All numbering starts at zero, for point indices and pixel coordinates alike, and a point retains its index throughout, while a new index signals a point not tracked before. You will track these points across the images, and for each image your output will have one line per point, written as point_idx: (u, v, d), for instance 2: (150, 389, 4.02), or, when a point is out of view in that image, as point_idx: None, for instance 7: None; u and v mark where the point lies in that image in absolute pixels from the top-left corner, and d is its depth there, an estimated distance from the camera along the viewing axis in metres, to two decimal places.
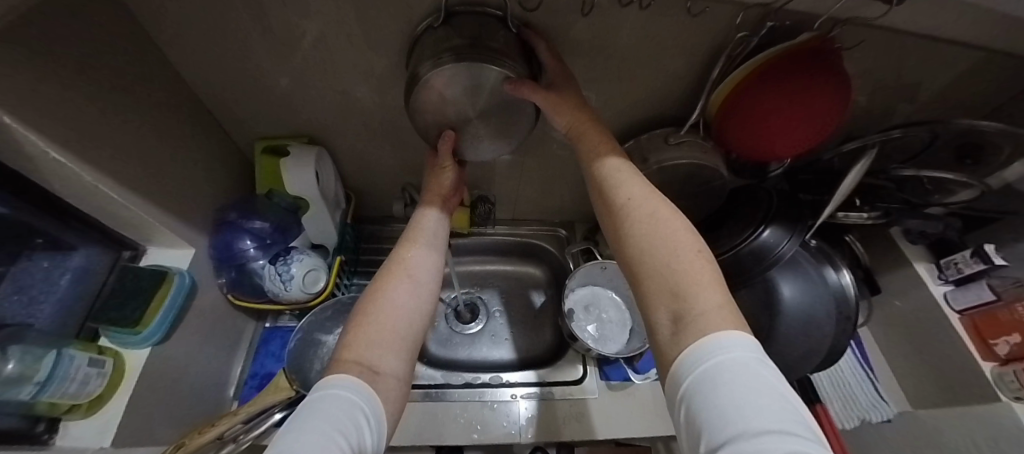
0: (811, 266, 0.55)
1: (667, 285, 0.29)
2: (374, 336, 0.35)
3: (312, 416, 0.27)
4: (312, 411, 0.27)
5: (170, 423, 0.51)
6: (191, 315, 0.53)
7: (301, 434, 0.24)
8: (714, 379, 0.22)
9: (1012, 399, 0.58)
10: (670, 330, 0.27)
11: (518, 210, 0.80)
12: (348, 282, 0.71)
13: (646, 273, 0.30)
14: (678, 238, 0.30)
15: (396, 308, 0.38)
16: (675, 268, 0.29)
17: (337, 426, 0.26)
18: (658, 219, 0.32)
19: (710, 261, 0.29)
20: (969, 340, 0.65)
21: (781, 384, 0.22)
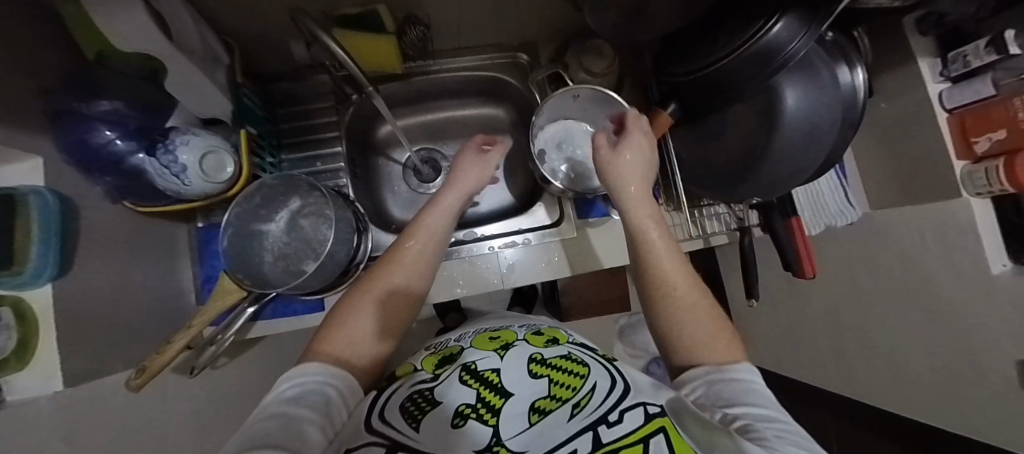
0: (824, 66, 0.46)
1: (691, 329, 0.40)
2: (344, 335, 0.39)
3: (271, 408, 0.30)
4: (274, 402, 0.31)
5: (123, 349, 0.47)
6: (80, 234, 0.43)
7: (265, 421, 0.28)
8: (735, 392, 0.33)
9: (973, 195, 0.59)
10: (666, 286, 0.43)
11: (462, 38, 0.62)
12: (274, 162, 0.58)
13: (660, 283, 0.43)
14: (676, 270, 0.44)
15: (388, 315, 0.42)
16: (682, 302, 0.42)
17: (303, 404, 0.30)
18: (670, 271, 0.44)
19: (705, 299, 0.43)
20: (950, 138, 0.62)
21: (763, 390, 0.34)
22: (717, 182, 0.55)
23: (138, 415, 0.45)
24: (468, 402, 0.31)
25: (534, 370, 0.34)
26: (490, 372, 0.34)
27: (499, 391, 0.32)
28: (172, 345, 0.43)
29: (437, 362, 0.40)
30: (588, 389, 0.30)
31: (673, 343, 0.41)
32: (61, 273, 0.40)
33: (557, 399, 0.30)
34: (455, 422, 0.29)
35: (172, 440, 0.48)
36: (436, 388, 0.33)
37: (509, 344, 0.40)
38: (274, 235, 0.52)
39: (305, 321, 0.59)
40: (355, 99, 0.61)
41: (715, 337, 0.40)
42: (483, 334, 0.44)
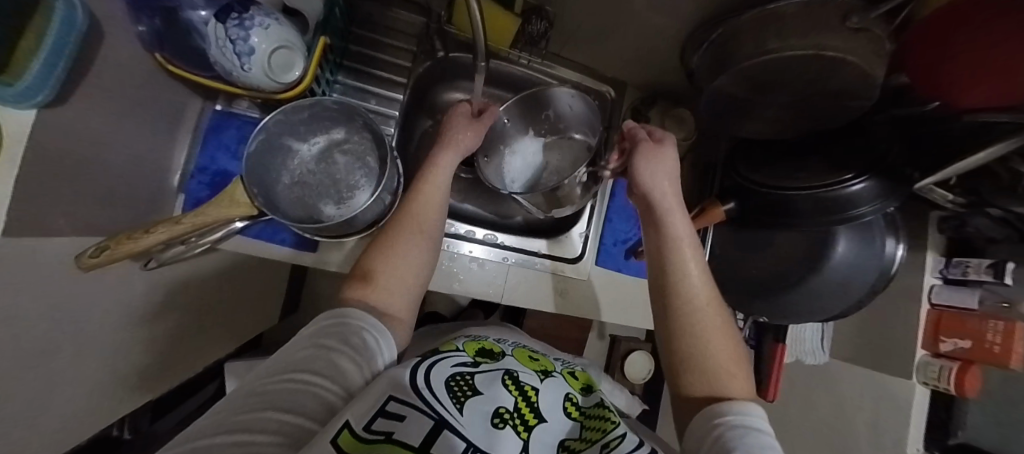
0: (878, 232, 0.50)
1: (708, 359, 0.35)
2: (377, 286, 0.36)
3: (320, 334, 0.30)
4: (320, 327, 0.31)
5: (80, 209, 0.40)
6: (92, 71, 0.36)
7: (310, 350, 0.28)
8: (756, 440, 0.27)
9: (920, 382, 0.66)
10: (702, 333, 0.36)
11: (569, 39, 0.59)
12: (330, 80, 0.53)
13: (691, 329, 0.36)
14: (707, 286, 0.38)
15: (413, 260, 0.38)
16: (711, 338, 0.36)
17: (340, 337, 0.29)
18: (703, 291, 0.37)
19: (735, 352, 0.36)
20: (923, 329, 0.68)
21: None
22: (745, 290, 0.57)
23: (66, 295, 0.38)
24: (506, 406, 0.28)
25: (569, 408, 0.33)
26: (532, 387, 0.32)
27: (535, 411, 0.29)
28: (151, 234, 0.36)
29: (478, 351, 0.36)
30: (619, 434, 0.28)
31: (698, 370, 0.35)
32: (51, 104, 0.33)
33: (590, 443, 0.28)
34: (495, 421, 0.26)
35: (82, 328, 0.41)
36: (476, 377, 0.30)
37: (548, 372, 0.37)
38: (303, 157, 0.48)
39: (288, 254, 0.54)
40: (440, 56, 0.57)
41: (733, 371, 0.35)
42: (523, 350, 0.41)
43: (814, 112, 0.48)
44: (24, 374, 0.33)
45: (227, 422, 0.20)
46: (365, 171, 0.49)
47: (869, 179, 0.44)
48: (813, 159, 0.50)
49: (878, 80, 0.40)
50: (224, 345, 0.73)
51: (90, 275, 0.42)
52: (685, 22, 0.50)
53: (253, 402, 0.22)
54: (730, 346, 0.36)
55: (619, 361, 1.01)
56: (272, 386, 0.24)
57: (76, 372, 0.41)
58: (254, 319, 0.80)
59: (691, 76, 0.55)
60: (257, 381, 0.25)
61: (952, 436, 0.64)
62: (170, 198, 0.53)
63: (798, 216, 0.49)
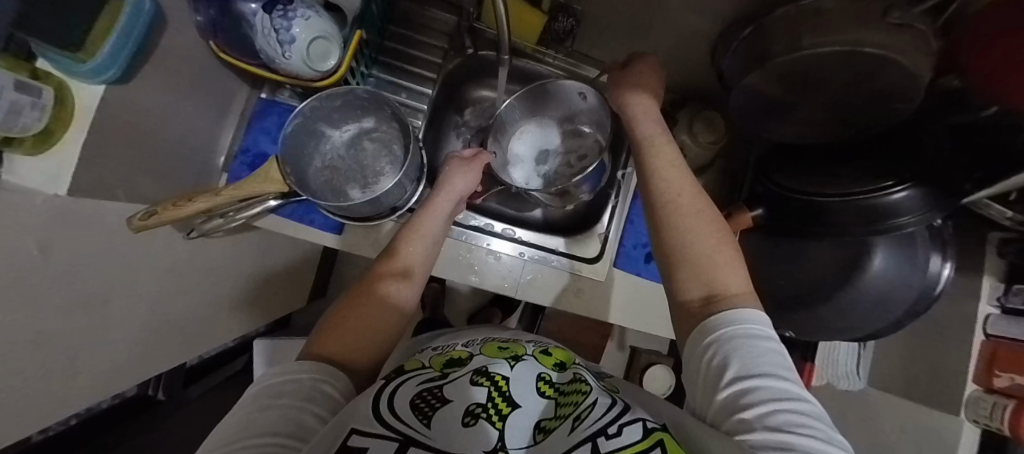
0: (922, 247, 0.47)
1: (695, 248, 0.31)
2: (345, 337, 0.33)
3: (269, 394, 0.25)
4: (268, 390, 0.26)
5: (135, 178, 0.44)
6: (156, 54, 0.40)
7: (261, 412, 0.24)
8: (749, 342, 0.24)
9: (969, 419, 0.60)
10: (689, 226, 0.32)
11: (596, 40, 0.60)
12: (365, 73, 0.55)
13: (678, 223, 0.33)
14: (685, 182, 0.36)
15: (388, 313, 0.36)
16: (698, 229, 0.32)
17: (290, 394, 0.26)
18: (680, 185, 0.35)
19: (731, 251, 0.32)
20: (976, 361, 0.60)
21: (784, 357, 0.24)
22: (772, 302, 0.54)
23: (118, 255, 0.42)
24: (478, 401, 0.29)
25: (542, 388, 0.32)
26: (503, 377, 0.32)
27: (509, 399, 0.29)
28: (193, 204, 0.39)
29: (446, 363, 0.36)
30: (589, 403, 0.27)
31: (686, 266, 0.31)
32: (120, 80, 0.37)
33: (562, 418, 0.27)
34: (465, 419, 0.26)
35: (127, 287, 0.45)
36: (445, 388, 0.31)
37: (518, 357, 0.37)
38: (334, 143, 0.51)
39: (316, 235, 0.57)
40: (468, 53, 0.59)
41: (726, 261, 0.31)
42: (492, 343, 0.41)
43: (853, 115, 0.46)
44: (59, 320, 0.36)
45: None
46: (391, 158, 0.52)
47: (913, 187, 0.41)
48: (852, 166, 0.48)
49: (924, 80, 0.37)
50: (253, 321, 0.78)
51: (141, 241, 0.46)
52: (718, 20, 0.49)
53: None
54: (723, 240, 0.32)
55: (638, 373, 0.97)
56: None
57: (113, 327, 0.44)
58: (284, 299, 0.85)
59: (721, 78, 0.54)
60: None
61: None
62: (215, 177, 0.58)
63: (832, 226, 0.47)
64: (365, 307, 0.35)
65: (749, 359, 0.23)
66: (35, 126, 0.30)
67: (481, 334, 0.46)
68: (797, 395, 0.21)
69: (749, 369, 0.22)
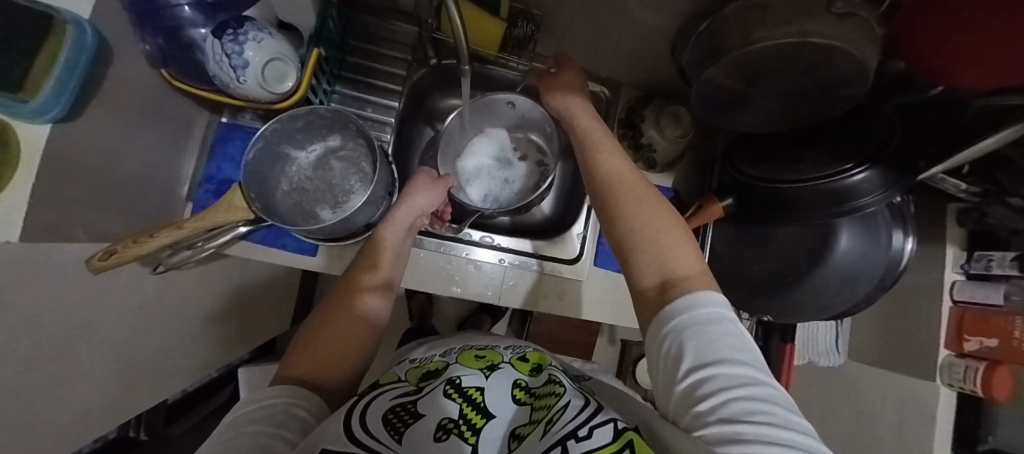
0: (884, 224, 0.48)
1: (659, 248, 0.31)
2: (316, 356, 0.33)
3: (237, 426, 0.24)
4: (239, 421, 0.25)
5: (92, 216, 0.42)
6: (103, 87, 0.39)
7: (232, 439, 0.23)
8: (703, 328, 0.25)
9: (946, 384, 0.60)
10: (637, 213, 0.34)
11: (560, 42, 0.60)
12: (328, 90, 0.55)
13: (626, 211, 0.34)
14: (630, 177, 0.38)
15: (358, 326, 0.37)
16: (647, 212, 0.34)
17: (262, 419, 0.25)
18: (639, 195, 0.36)
19: (677, 228, 0.33)
20: (945, 327, 0.63)
21: (739, 334, 0.25)
22: (749, 288, 0.56)
23: (79, 298, 0.41)
24: (450, 417, 0.28)
25: (517, 395, 0.32)
26: (476, 389, 0.31)
27: (482, 410, 0.29)
28: (154, 239, 0.38)
29: (422, 376, 0.36)
30: (562, 405, 0.26)
31: (640, 248, 0.32)
32: (67, 118, 0.36)
33: (536, 423, 0.27)
34: (437, 434, 0.26)
35: (94, 331, 0.43)
36: (420, 403, 0.30)
37: (496, 366, 0.37)
38: (300, 164, 0.50)
39: (291, 259, 0.56)
40: (433, 63, 0.59)
41: (674, 239, 0.32)
42: (469, 351, 0.41)
43: (808, 101, 0.47)
44: (22, 372, 0.35)
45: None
46: (360, 175, 0.51)
47: (871, 168, 0.42)
48: (812, 152, 0.49)
49: (870, 66, 0.38)
50: (237, 349, 0.76)
51: (104, 280, 0.44)
52: (674, 17, 0.50)
53: None
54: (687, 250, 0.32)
55: (631, 366, 0.98)
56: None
57: (83, 373, 0.43)
58: (267, 324, 0.83)
59: (682, 73, 0.55)
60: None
61: (980, 441, 0.60)
62: (180, 207, 0.56)
63: (798, 210, 0.48)
64: (334, 327, 0.36)
65: (705, 354, 0.23)
66: None
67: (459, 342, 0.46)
68: (759, 383, 0.21)
69: (707, 366, 0.22)
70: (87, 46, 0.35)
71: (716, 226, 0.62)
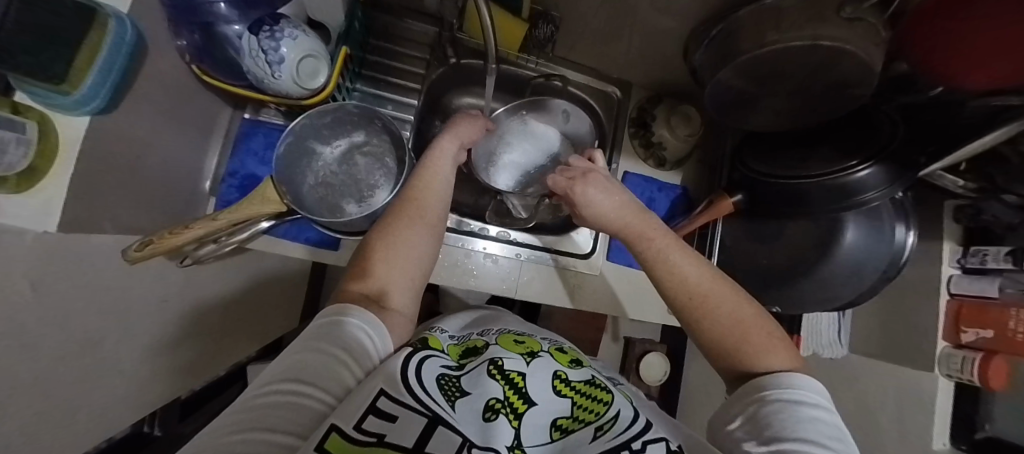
0: (888, 217, 0.51)
1: (732, 331, 0.35)
2: (377, 274, 0.37)
3: (318, 339, 0.29)
4: (318, 331, 0.30)
5: (124, 209, 0.43)
6: (139, 82, 0.40)
7: (303, 355, 0.27)
8: (802, 416, 0.26)
9: (943, 374, 0.63)
10: (712, 323, 0.36)
11: (574, 43, 0.62)
12: (350, 88, 0.56)
13: (707, 312, 0.36)
14: (697, 271, 0.38)
15: (411, 250, 0.39)
16: (727, 312, 0.36)
17: (333, 342, 0.29)
18: (697, 284, 0.37)
19: (761, 322, 0.35)
20: (943, 321, 0.65)
21: (841, 447, 0.24)
22: (758, 281, 0.58)
23: (113, 290, 0.41)
24: (496, 396, 0.29)
25: (558, 386, 0.33)
26: (517, 374, 0.32)
27: (524, 396, 0.30)
28: (190, 230, 0.40)
29: (463, 353, 0.38)
30: (612, 414, 0.30)
31: (729, 359, 0.35)
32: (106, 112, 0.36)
33: (581, 420, 0.30)
34: (486, 414, 0.28)
35: (123, 322, 0.44)
36: (463, 378, 0.32)
37: (534, 354, 0.38)
38: (326, 159, 0.52)
39: (311, 253, 0.57)
40: (452, 62, 0.60)
41: (763, 336, 0.34)
42: (508, 335, 0.42)
43: (816, 102, 0.49)
44: (60, 362, 0.35)
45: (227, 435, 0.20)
46: (384, 171, 0.53)
47: (876, 165, 0.45)
48: (819, 147, 0.51)
49: (876, 68, 0.41)
50: (250, 346, 0.76)
51: (133, 273, 0.45)
52: (688, 20, 0.52)
53: (254, 409, 0.22)
54: (754, 311, 0.36)
55: (634, 363, 0.99)
56: (267, 400, 0.23)
57: (113, 364, 0.43)
58: (278, 320, 0.83)
59: (694, 74, 0.57)
60: (253, 389, 0.25)
61: (978, 428, 0.61)
62: (203, 202, 0.57)
63: (807, 203, 0.50)
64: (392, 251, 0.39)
65: (787, 426, 0.25)
66: (20, 164, 0.30)
67: (482, 326, 0.48)
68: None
69: (785, 432, 0.25)
70: (128, 41, 0.36)
71: (725, 221, 0.63)
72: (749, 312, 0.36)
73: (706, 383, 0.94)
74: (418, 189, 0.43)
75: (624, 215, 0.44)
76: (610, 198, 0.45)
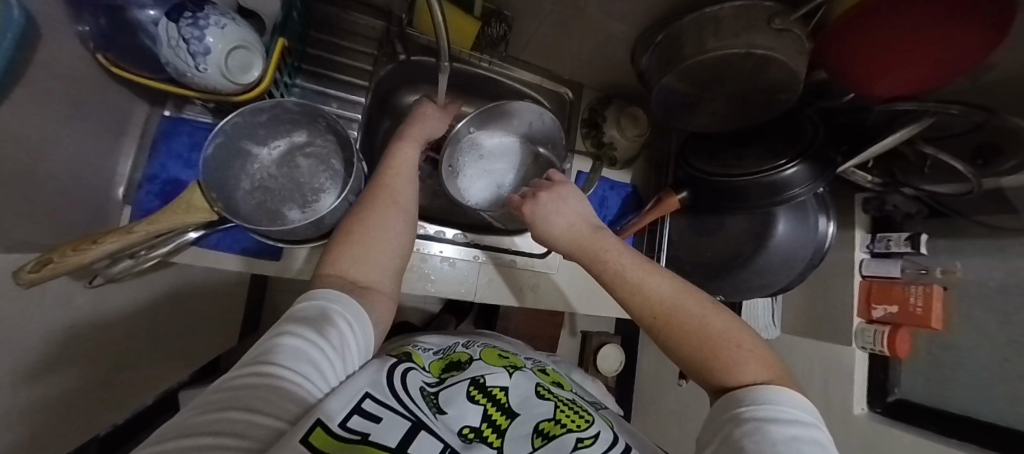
0: (813, 210, 0.56)
1: (703, 349, 0.33)
2: (356, 255, 0.37)
3: (290, 324, 0.29)
4: (293, 315, 0.30)
5: (20, 225, 0.37)
6: (34, 75, 0.34)
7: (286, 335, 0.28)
8: (779, 433, 0.24)
9: (859, 347, 0.71)
10: (680, 339, 0.34)
11: (526, 44, 0.62)
12: (289, 84, 0.52)
13: (674, 325, 0.35)
14: (665, 282, 0.38)
15: (385, 236, 0.39)
16: (695, 320, 0.35)
17: (314, 325, 0.29)
18: (662, 303, 0.36)
19: (736, 333, 0.34)
20: (857, 300, 0.73)
21: None
22: (703, 272, 0.62)
23: (15, 318, 0.36)
24: (471, 424, 0.29)
25: (541, 392, 0.34)
26: (499, 389, 0.33)
27: (507, 410, 0.31)
28: (98, 245, 0.34)
29: (444, 368, 0.37)
30: (593, 434, 0.30)
31: (707, 373, 0.33)
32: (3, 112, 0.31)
33: (564, 425, 0.30)
34: (462, 436, 0.28)
35: (25, 354, 0.37)
36: (442, 394, 0.31)
37: (518, 367, 0.38)
38: (263, 161, 0.48)
39: (248, 263, 0.52)
40: (401, 59, 0.57)
41: (738, 346, 0.32)
42: (492, 349, 0.41)
43: (750, 107, 0.53)
44: None
45: (203, 420, 0.21)
46: (330, 173, 0.51)
47: (801, 163, 0.49)
48: (753, 147, 0.55)
49: (800, 77, 0.45)
50: (181, 368, 0.69)
51: (34, 296, 0.39)
52: (635, 25, 0.54)
53: (231, 390, 0.23)
54: (724, 324, 0.34)
55: (591, 356, 1.02)
56: (244, 379, 0.24)
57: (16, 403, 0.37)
58: (215, 338, 0.76)
59: (641, 77, 0.59)
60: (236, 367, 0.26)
61: (890, 393, 0.69)
62: (116, 212, 0.51)
63: (746, 201, 0.54)
64: (361, 238, 0.38)
65: (763, 448, 0.23)
66: None
67: (461, 339, 0.46)
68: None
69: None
70: (20, 28, 0.30)
71: (674, 217, 0.67)
72: (720, 325, 0.34)
73: (660, 371, 0.99)
74: (383, 181, 0.43)
75: (574, 238, 0.44)
76: (574, 222, 0.45)
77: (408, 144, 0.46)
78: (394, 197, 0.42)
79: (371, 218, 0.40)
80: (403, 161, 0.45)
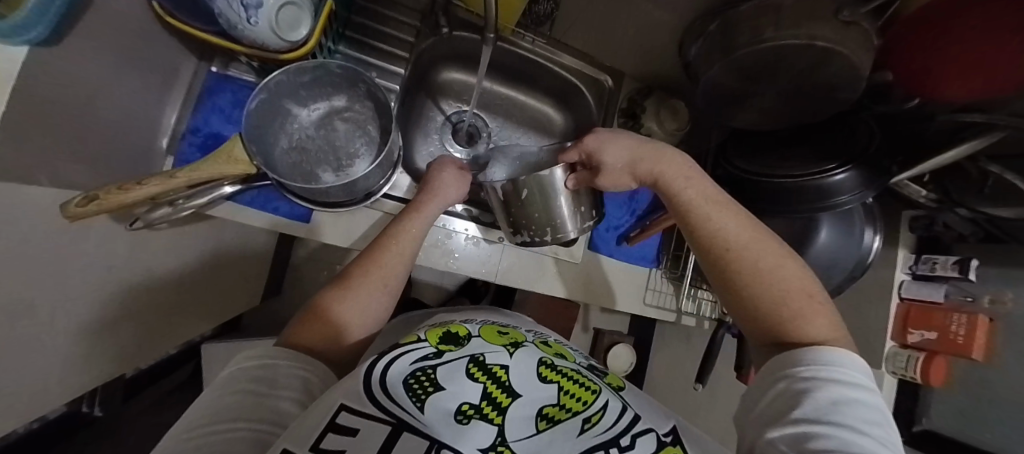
0: (859, 221, 0.53)
1: (771, 291, 0.32)
2: (322, 328, 0.34)
3: (246, 378, 0.27)
4: (235, 377, 0.28)
5: (72, 162, 0.38)
6: (97, 14, 0.35)
7: (229, 396, 0.26)
8: (840, 393, 0.23)
9: (888, 372, 0.67)
10: (748, 279, 0.33)
11: (570, 26, 0.61)
12: (332, 49, 0.53)
13: (745, 267, 0.33)
14: (743, 222, 0.36)
15: (359, 312, 0.36)
16: (770, 267, 0.33)
17: (266, 382, 0.27)
18: (737, 239, 0.34)
19: (808, 290, 0.32)
20: (892, 323, 0.69)
21: (885, 436, 0.22)
22: None
23: (59, 250, 0.37)
24: (471, 401, 0.28)
25: (542, 373, 0.33)
26: (499, 367, 0.32)
27: (508, 389, 0.30)
28: (143, 186, 0.35)
29: (443, 337, 0.35)
30: (600, 406, 0.30)
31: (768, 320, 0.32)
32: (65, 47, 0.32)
33: (568, 409, 0.29)
34: (459, 418, 0.27)
35: (65, 286, 0.39)
36: (440, 368, 0.30)
37: (518, 344, 0.37)
38: (302, 122, 0.49)
39: (281, 223, 0.53)
40: (443, 33, 0.57)
41: (808, 302, 0.31)
42: (491, 326, 0.41)
43: (801, 103, 0.50)
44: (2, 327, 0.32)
45: None
46: (366, 138, 0.52)
47: (852, 169, 0.46)
48: (802, 149, 0.52)
49: (863, 75, 0.42)
50: (206, 323, 0.71)
51: (77, 232, 0.40)
52: (689, 12, 0.51)
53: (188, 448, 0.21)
54: (796, 272, 0.33)
55: (602, 354, 1.01)
56: (200, 437, 0.22)
57: (55, 333, 0.39)
58: (238, 298, 0.78)
59: (687, 68, 0.58)
60: (176, 435, 0.23)
61: (916, 422, 0.66)
62: (159, 162, 0.52)
63: (788, 203, 0.51)
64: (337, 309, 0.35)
65: (819, 406, 0.22)
66: None
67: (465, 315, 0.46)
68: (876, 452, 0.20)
69: (816, 415, 0.22)
70: None
71: None
72: (791, 272, 0.33)
73: (673, 376, 0.97)
74: (380, 251, 0.40)
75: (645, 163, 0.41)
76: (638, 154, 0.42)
77: (420, 217, 0.44)
78: (386, 274, 0.39)
79: (352, 290, 0.37)
80: (408, 232, 0.43)
